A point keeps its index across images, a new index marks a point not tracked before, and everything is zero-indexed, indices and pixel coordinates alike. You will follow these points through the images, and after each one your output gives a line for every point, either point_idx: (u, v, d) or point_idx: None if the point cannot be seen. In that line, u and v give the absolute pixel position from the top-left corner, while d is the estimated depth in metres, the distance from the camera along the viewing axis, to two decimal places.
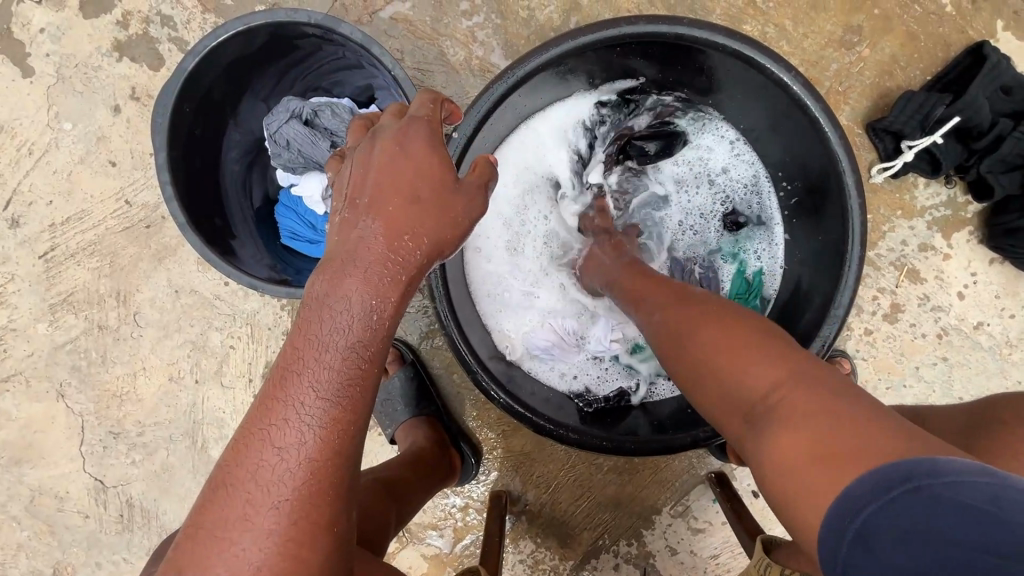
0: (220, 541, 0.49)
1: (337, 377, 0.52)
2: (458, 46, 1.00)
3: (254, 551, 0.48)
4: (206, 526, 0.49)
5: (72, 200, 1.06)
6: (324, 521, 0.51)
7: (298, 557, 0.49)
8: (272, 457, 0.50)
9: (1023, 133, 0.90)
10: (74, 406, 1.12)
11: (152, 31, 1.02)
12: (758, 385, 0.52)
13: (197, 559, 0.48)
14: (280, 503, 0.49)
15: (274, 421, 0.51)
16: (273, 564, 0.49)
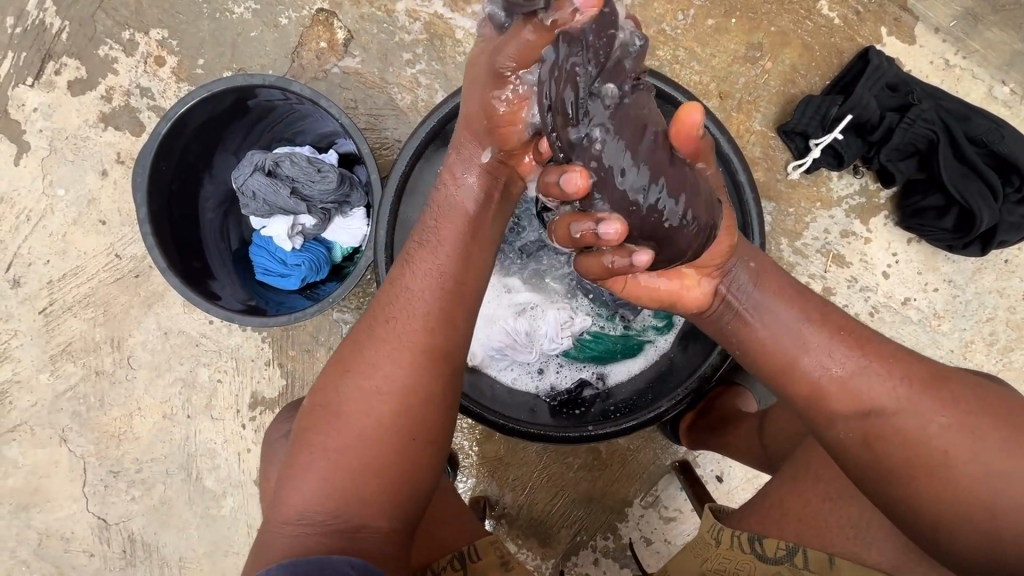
0: (363, 349, 0.67)
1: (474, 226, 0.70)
2: (403, 91, 1.11)
3: (380, 363, 0.66)
4: (346, 358, 0.67)
5: (68, 258, 1.17)
6: (432, 348, 0.66)
7: (406, 374, 0.65)
8: (416, 277, 0.68)
9: (909, 123, 1.00)
10: (76, 448, 1.20)
11: (132, 102, 1.14)
12: (1003, 476, 0.57)
13: (343, 380, 0.66)
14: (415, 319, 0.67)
15: (401, 279, 0.69)
16: (390, 381, 0.65)
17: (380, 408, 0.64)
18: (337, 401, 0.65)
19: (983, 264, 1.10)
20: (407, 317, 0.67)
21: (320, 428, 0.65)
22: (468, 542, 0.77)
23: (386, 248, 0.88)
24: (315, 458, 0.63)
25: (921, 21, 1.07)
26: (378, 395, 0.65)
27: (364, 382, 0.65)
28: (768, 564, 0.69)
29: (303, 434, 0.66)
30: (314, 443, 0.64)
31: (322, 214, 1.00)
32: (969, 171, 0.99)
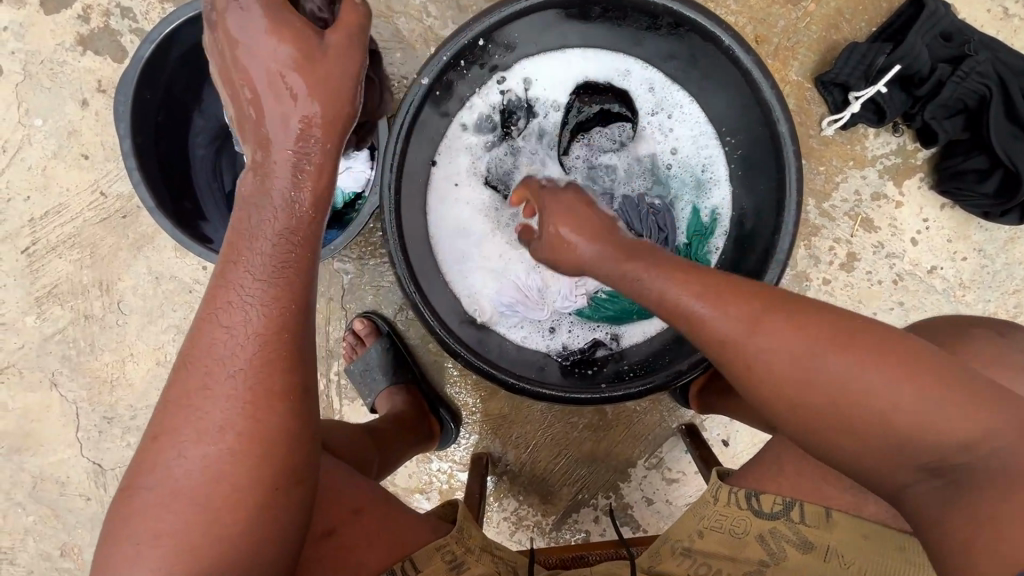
0: (181, 409, 0.54)
1: (270, 258, 0.55)
2: (412, 22, 1.02)
3: (216, 414, 0.53)
4: (160, 424, 0.54)
5: (49, 195, 1.09)
6: (276, 390, 0.54)
7: (256, 421, 0.53)
8: (225, 329, 0.54)
9: (961, 77, 0.92)
10: (67, 393, 1.16)
11: (112, 24, 1.04)
12: (904, 418, 0.53)
13: (159, 450, 0.53)
14: (243, 367, 0.54)
15: (215, 327, 0.54)
16: (228, 435, 0.53)
17: (214, 469, 0.53)
18: (162, 469, 0.53)
19: (1017, 234, 1.05)
20: (242, 364, 0.54)
21: (141, 507, 0.52)
22: (403, 557, 0.69)
23: (393, 191, 0.80)
24: (138, 551, 0.51)
25: None
26: (228, 453, 0.53)
27: (192, 442, 0.53)
28: (762, 520, 0.70)
29: (122, 515, 0.52)
30: (135, 527, 0.52)
31: None
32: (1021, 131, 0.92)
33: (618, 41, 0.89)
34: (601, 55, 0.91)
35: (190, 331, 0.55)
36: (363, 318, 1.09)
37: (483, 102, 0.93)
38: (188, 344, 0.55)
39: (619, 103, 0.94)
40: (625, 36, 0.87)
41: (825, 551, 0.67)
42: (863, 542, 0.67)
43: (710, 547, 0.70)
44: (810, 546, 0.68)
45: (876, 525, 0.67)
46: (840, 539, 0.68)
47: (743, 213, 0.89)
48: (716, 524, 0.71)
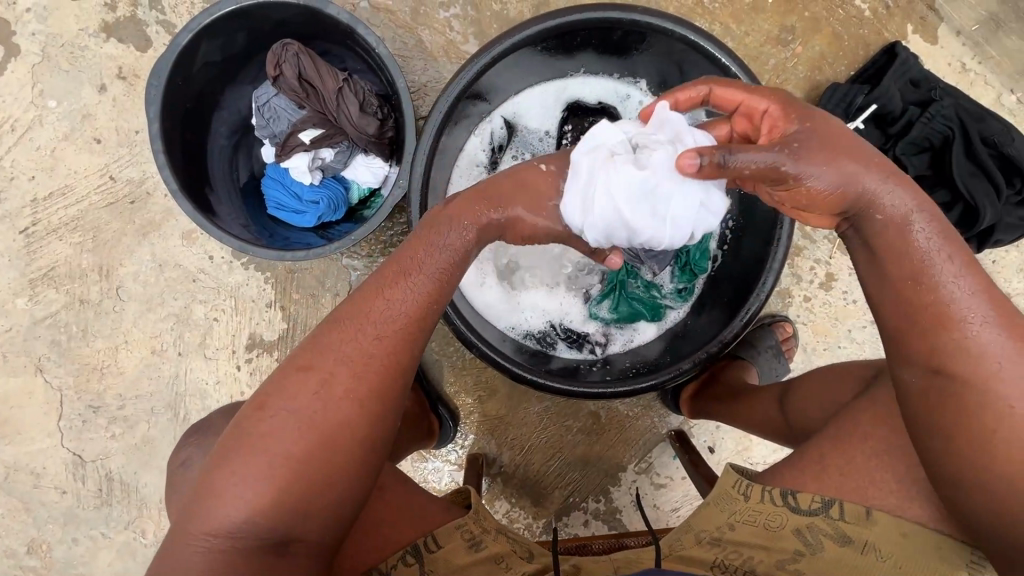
0: (328, 356, 0.65)
1: (433, 266, 0.69)
2: (435, 35, 1.08)
3: (352, 371, 0.64)
4: (310, 362, 0.65)
5: (55, 176, 1.09)
6: (402, 365, 0.66)
7: (381, 387, 0.65)
8: (387, 302, 0.67)
9: (928, 119, 1.04)
10: (53, 380, 1.13)
11: (139, 14, 1.06)
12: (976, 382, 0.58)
13: (301, 381, 0.64)
14: (384, 339, 0.66)
15: (381, 298, 0.67)
16: (357, 398, 0.64)
17: (336, 418, 0.63)
18: (298, 402, 0.63)
19: None
20: (387, 334, 0.66)
21: (271, 427, 0.62)
22: (423, 533, 0.76)
23: (421, 184, 0.84)
24: (258, 463, 0.60)
25: (945, 22, 1.10)
26: (351, 406, 0.63)
27: (331, 388, 0.63)
28: (800, 515, 0.71)
29: (253, 426, 0.62)
30: (260, 440, 0.61)
31: (341, 146, 0.96)
32: (977, 170, 1.03)
33: (621, 68, 0.98)
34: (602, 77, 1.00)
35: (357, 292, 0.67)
36: None
37: (481, 136, 1.00)
38: (355, 300, 0.67)
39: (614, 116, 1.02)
40: (624, 65, 0.97)
41: (863, 545, 0.68)
42: (900, 540, 0.67)
43: (742, 537, 0.73)
44: (847, 540, 0.69)
45: (917, 524, 0.67)
46: (879, 536, 0.68)
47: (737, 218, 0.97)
48: (748, 518, 0.73)
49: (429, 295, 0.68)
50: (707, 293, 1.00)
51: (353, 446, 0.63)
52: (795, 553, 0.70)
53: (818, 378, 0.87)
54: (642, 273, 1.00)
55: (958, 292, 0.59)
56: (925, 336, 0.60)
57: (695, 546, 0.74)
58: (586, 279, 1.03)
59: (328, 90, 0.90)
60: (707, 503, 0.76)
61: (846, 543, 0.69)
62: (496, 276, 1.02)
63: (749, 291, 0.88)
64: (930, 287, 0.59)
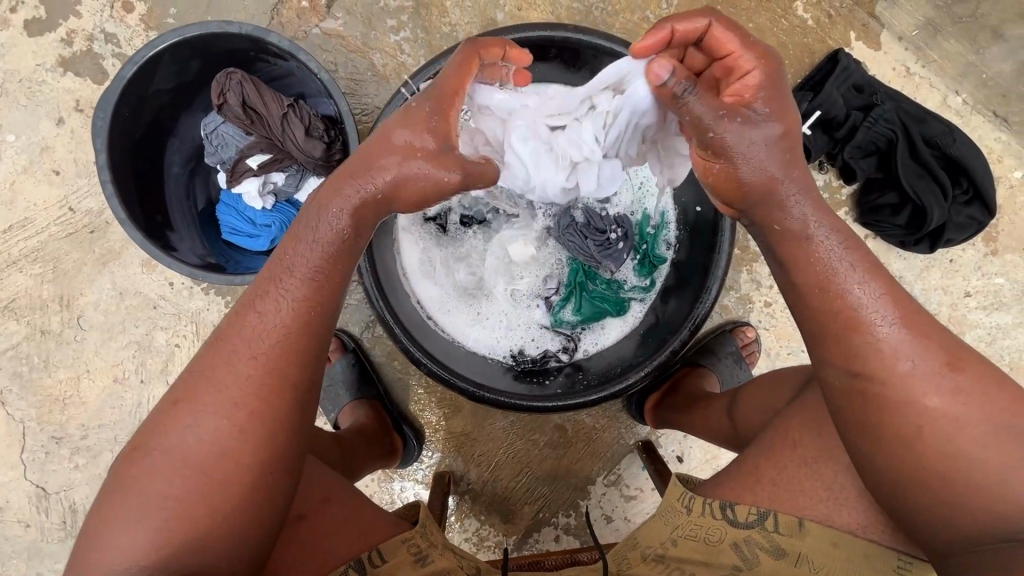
0: (203, 383, 0.63)
1: (302, 273, 0.64)
2: (387, 58, 1.10)
3: (231, 393, 0.62)
4: (183, 393, 0.63)
5: (15, 209, 1.10)
6: (285, 380, 0.63)
7: (267, 405, 0.62)
8: (252, 319, 0.64)
9: (871, 123, 1.06)
10: (15, 412, 1.13)
11: (95, 48, 1.08)
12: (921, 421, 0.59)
13: (174, 415, 0.62)
14: (259, 354, 0.63)
15: (245, 318, 0.64)
16: (242, 420, 0.61)
17: (221, 443, 0.61)
18: (175, 436, 0.61)
19: (931, 262, 1.17)
20: (263, 350, 0.63)
21: (149, 466, 0.61)
22: (372, 545, 0.76)
23: None
24: (145, 503, 0.59)
25: (887, 29, 1.13)
26: (237, 429, 0.61)
27: (211, 415, 0.61)
28: (738, 528, 0.72)
29: (134, 467, 0.61)
30: (142, 480, 0.60)
31: (290, 170, 0.98)
32: (923, 171, 1.05)
33: None
34: None
35: (228, 315, 0.65)
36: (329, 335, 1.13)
37: None
38: (228, 321, 0.65)
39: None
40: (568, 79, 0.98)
41: (796, 557, 0.70)
42: (832, 549, 0.69)
43: (684, 553, 0.74)
44: (782, 553, 0.71)
45: (850, 536, 0.68)
46: (811, 546, 0.70)
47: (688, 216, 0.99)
48: (689, 533, 0.74)
49: (301, 300, 0.64)
50: (669, 287, 1.00)
51: (244, 467, 0.61)
52: (733, 567, 0.72)
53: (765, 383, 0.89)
54: (602, 272, 1.00)
55: (874, 304, 0.59)
56: (844, 344, 0.60)
57: (641, 565, 0.75)
58: (545, 284, 1.02)
59: (272, 116, 0.92)
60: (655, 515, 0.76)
61: (779, 556, 0.71)
62: (455, 294, 1.02)
63: (697, 299, 0.90)
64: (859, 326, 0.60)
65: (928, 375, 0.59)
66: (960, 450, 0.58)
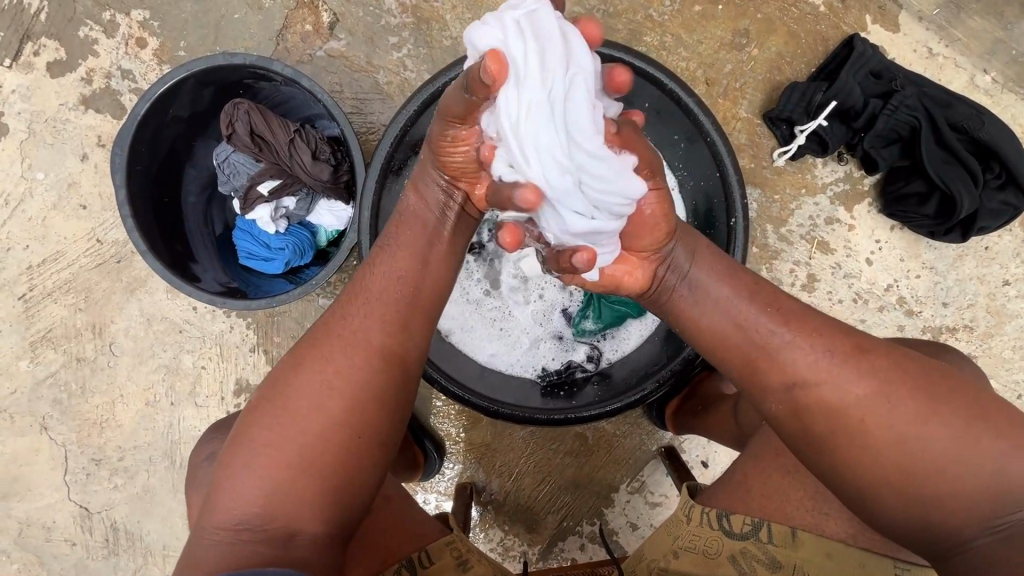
0: (316, 347, 0.67)
1: (409, 251, 0.71)
2: (390, 75, 1.11)
3: (341, 358, 0.66)
4: (296, 355, 0.68)
5: (47, 243, 1.15)
6: (393, 352, 0.68)
7: (375, 374, 0.66)
8: (366, 291, 0.70)
9: (892, 110, 1.01)
10: (57, 436, 1.18)
11: (113, 85, 1.12)
12: (943, 457, 0.56)
13: (290, 376, 0.66)
14: (365, 323, 0.68)
15: (364, 287, 0.70)
16: (350, 385, 0.65)
17: (326, 408, 0.64)
18: (288, 394, 0.65)
19: (964, 251, 1.12)
20: (370, 321, 0.68)
21: (263, 423, 0.64)
22: (421, 547, 0.77)
23: (369, 226, 0.88)
24: (257, 456, 0.62)
25: (904, 9, 1.08)
26: (343, 392, 0.64)
27: (319, 376, 0.65)
28: (734, 540, 0.70)
29: (250, 424, 0.64)
30: (257, 435, 0.63)
31: (302, 194, 0.99)
32: (950, 157, 1.00)
33: None
34: None
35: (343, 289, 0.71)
36: None
37: None
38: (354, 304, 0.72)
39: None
40: None
41: (793, 568, 0.68)
42: (824, 558, 0.67)
43: (685, 566, 0.71)
44: (779, 564, 0.68)
45: (841, 544, 0.67)
46: (807, 556, 0.68)
47: (696, 205, 0.96)
48: (689, 544, 0.72)
49: (416, 282, 0.70)
50: None
51: (345, 438, 0.63)
52: None
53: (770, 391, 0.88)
54: None
55: (819, 346, 0.62)
56: (847, 380, 0.60)
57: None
58: (561, 294, 1.02)
59: (281, 143, 0.95)
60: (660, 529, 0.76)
61: (778, 567, 0.68)
62: (473, 313, 1.01)
63: None
64: (861, 364, 0.61)
65: (891, 396, 0.59)
66: (944, 460, 0.56)
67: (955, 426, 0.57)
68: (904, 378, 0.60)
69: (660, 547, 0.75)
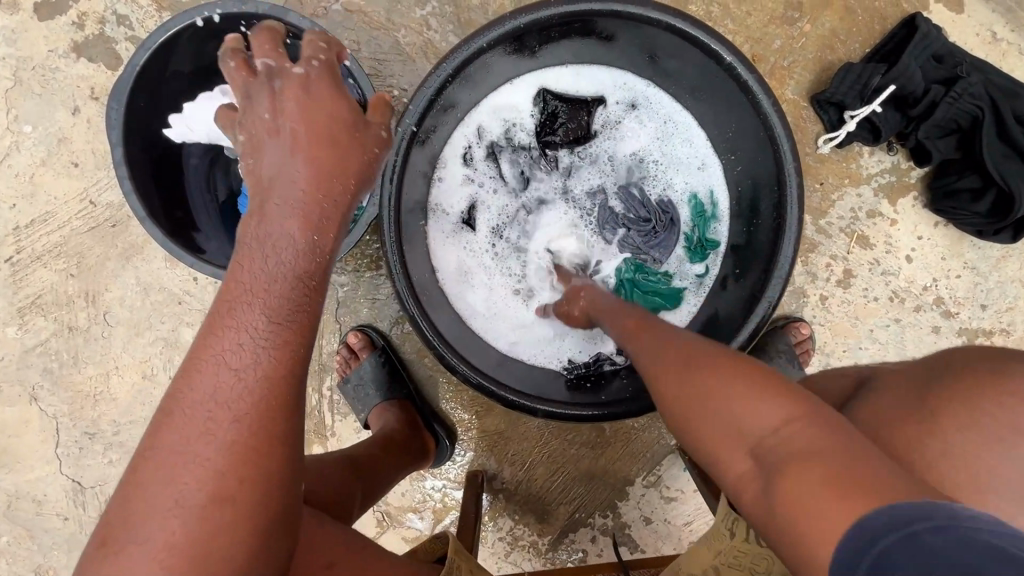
0: (172, 432, 0.52)
1: (276, 292, 0.56)
2: (412, 35, 1.02)
3: (209, 429, 0.52)
4: (147, 443, 0.52)
5: (36, 203, 1.07)
6: (282, 407, 0.54)
7: (258, 439, 0.53)
8: (224, 351, 0.54)
9: (954, 97, 0.94)
10: (47, 408, 1.12)
11: (107, 31, 1.03)
12: (759, 430, 0.52)
13: (149, 473, 0.51)
14: (238, 387, 0.53)
15: (229, 342, 0.54)
16: (232, 458, 0.52)
17: (213, 490, 0.51)
18: (153, 492, 0.50)
19: (1009, 252, 1.06)
20: (246, 380, 0.53)
21: (132, 529, 0.49)
22: None
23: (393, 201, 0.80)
24: (132, 573, 0.48)
25: None
26: (231, 467, 0.51)
27: (184, 461, 0.51)
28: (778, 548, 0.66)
29: (113, 533, 0.49)
30: (130, 544, 0.49)
31: None
32: (1011, 151, 0.94)
33: (608, 61, 0.92)
34: (584, 69, 0.94)
35: (194, 346, 0.55)
36: (356, 332, 1.08)
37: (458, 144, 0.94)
38: (173, 380, 0.54)
39: (598, 107, 0.96)
40: (609, 56, 0.91)
41: None
42: None
43: None
44: None
45: None
46: None
47: (742, 192, 0.89)
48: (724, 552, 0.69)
49: (294, 327, 0.56)
50: (725, 273, 0.92)
51: (249, 511, 0.51)
52: None
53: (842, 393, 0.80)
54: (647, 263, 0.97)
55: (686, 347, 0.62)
56: (725, 369, 0.57)
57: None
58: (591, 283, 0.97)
59: None
60: None
61: None
62: (497, 300, 0.96)
63: (756, 300, 0.81)
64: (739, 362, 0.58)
65: (752, 389, 0.54)
66: (769, 436, 0.51)
67: (792, 413, 0.51)
68: (765, 385, 0.55)
69: None
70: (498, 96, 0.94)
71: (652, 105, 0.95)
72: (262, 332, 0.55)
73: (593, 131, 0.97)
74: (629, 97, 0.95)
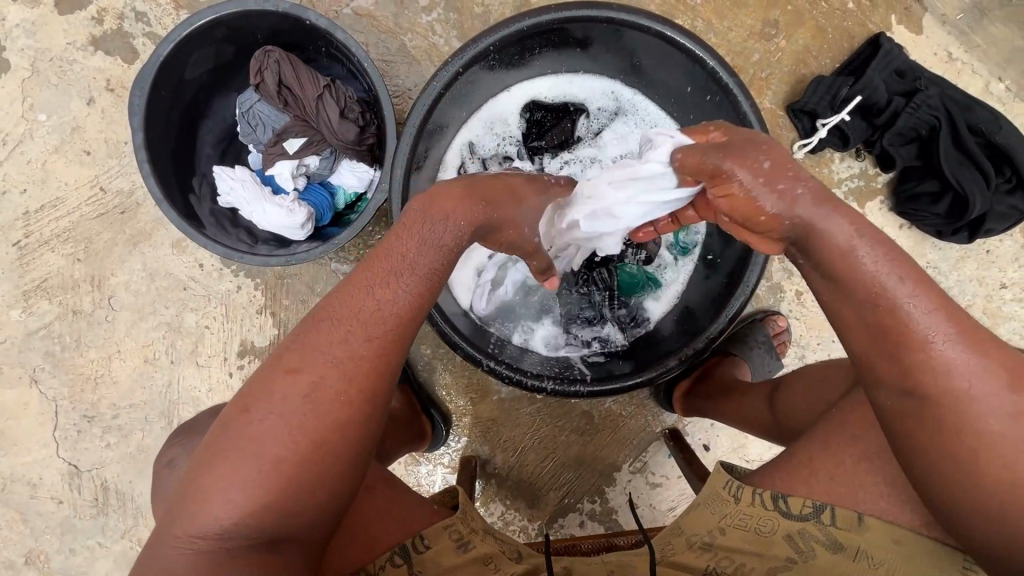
0: (308, 355, 0.62)
1: (415, 267, 0.65)
2: (418, 39, 1.08)
3: (335, 367, 0.62)
4: (290, 355, 0.62)
5: (47, 188, 1.10)
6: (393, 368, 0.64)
7: (370, 390, 0.63)
8: (367, 302, 0.63)
9: (914, 108, 1.04)
10: (47, 390, 1.14)
11: (126, 27, 1.07)
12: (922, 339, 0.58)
13: (287, 381, 0.61)
14: (369, 338, 0.63)
15: (372, 292, 0.64)
16: (347, 400, 0.62)
17: (325, 419, 0.61)
18: (281, 400, 0.61)
19: (967, 253, 1.15)
20: (379, 333, 0.63)
21: (256, 427, 0.60)
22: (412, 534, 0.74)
23: (400, 189, 0.84)
24: (252, 461, 0.59)
25: (929, 12, 1.10)
26: (344, 404, 0.62)
27: (311, 386, 0.61)
28: (793, 520, 0.71)
29: (241, 424, 0.60)
30: (254, 437, 0.60)
31: (325, 153, 0.97)
32: (965, 159, 1.03)
33: (597, 70, 1.00)
34: (574, 79, 1.02)
35: (342, 289, 0.65)
36: None
37: (456, 145, 1.01)
38: (323, 305, 0.64)
39: (581, 116, 1.03)
40: (597, 66, 0.99)
41: (855, 552, 0.69)
42: (891, 547, 0.68)
43: (732, 542, 0.73)
44: (839, 546, 0.70)
45: (909, 533, 0.68)
46: (870, 542, 0.69)
47: None
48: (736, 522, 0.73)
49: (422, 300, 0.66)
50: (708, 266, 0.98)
51: (343, 449, 0.62)
52: (785, 559, 0.72)
53: (811, 376, 0.87)
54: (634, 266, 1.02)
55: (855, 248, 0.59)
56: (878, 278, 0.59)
57: (685, 552, 0.75)
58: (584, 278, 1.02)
59: (309, 97, 0.92)
60: (698, 504, 0.76)
61: (836, 549, 0.70)
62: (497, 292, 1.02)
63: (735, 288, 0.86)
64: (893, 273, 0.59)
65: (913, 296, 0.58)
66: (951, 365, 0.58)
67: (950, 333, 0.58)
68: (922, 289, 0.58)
69: (700, 522, 0.75)
70: (495, 103, 1.01)
71: (635, 114, 1.03)
72: (402, 296, 0.65)
73: (577, 138, 1.04)
74: (613, 106, 1.03)
